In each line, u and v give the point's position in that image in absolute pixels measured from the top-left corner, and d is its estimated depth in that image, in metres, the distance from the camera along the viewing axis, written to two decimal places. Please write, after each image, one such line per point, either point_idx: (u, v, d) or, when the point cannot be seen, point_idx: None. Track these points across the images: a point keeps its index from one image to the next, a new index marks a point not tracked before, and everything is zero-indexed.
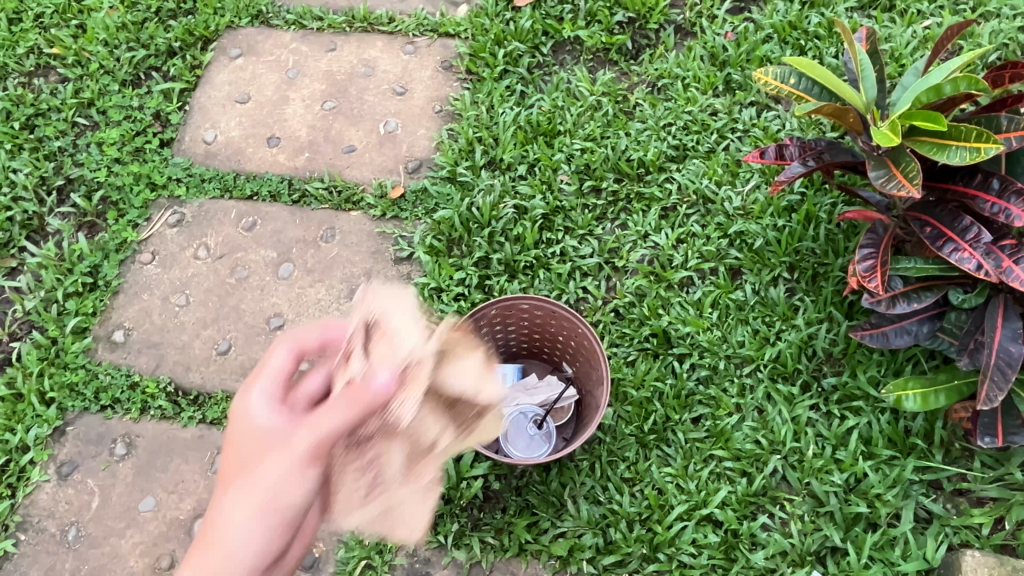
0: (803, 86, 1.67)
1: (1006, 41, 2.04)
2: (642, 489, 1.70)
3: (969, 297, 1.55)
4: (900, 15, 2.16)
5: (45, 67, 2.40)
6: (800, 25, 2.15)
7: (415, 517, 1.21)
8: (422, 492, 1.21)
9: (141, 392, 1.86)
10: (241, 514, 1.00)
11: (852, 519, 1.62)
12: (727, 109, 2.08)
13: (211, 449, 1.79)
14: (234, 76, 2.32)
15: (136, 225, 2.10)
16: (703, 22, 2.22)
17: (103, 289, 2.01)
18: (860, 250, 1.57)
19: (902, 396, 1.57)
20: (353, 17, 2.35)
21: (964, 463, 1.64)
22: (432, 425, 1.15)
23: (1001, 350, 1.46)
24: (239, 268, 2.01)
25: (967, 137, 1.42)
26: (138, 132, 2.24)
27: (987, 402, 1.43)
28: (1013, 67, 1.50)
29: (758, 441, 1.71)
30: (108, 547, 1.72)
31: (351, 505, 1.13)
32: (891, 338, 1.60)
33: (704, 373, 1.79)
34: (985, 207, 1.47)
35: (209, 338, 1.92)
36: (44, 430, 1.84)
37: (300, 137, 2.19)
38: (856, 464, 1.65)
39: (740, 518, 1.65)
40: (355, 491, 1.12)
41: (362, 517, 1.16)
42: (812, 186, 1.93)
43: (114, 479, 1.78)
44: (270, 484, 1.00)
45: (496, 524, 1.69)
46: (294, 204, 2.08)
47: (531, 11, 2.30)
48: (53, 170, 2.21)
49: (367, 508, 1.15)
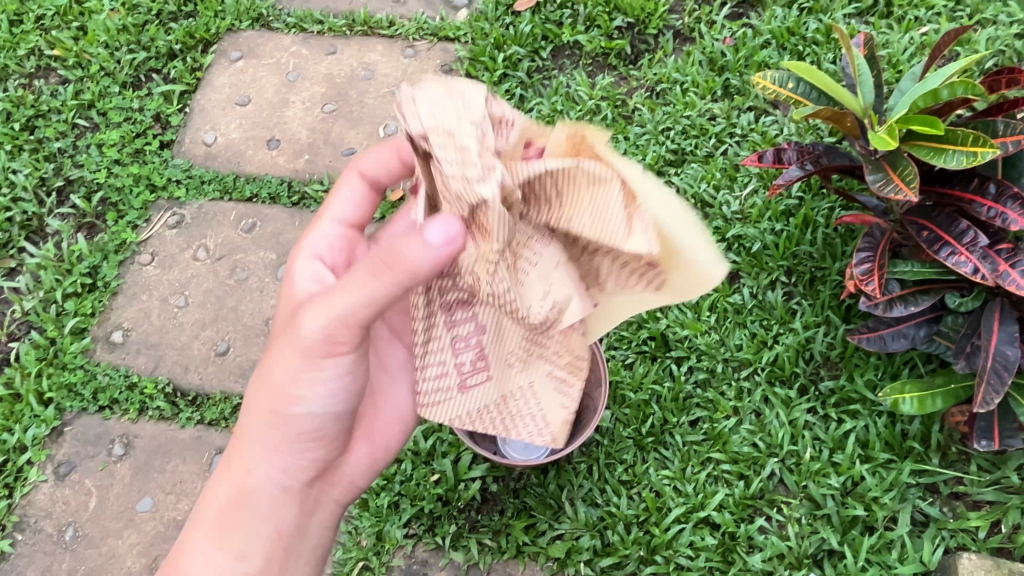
0: (801, 90, 1.68)
1: (1003, 48, 2.05)
2: (639, 491, 1.70)
3: (965, 301, 1.55)
4: (897, 21, 2.17)
5: (46, 69, 2.41)
6: (798, 31, 2.16)
7: (547, 399, 1.21)
8: (547, 374, 1.17)
9: (139, 393, 1.86)
10: (260, 435, 1.25)
11: (849, 522, 1.62)
12: (725, 113, 2.09)
13: (209, 450, 1.79)
14: (234, 79, 2.33)
15: (136, 227, 2.11)
16: (702, 28, 2.23)
17: (102, 290, 2.02)
18: (858, 253, 1.58)
19: (899, 400, 1.59)
20: (353, 21, 2.35)
21: (961, 466, 1.65)
22: (539, 291, 0.98)
23: (997, 353, 1.47)
24: (237, 269, 2.02)
25: (964, 141, 1.43)
26: (138, 133, 2.25)
27: (984, 404, 1.44)
28: (1010, 72, 1.51)
29: (755, 444, 1.72)
30: (105, 547, 1.72)
31: (450, 383, 1.12)
32: (887, 342, 1.61)
33: (701, 376, 1.79)
34: (982, 211, 1.47)
35: (208, 339, 1.93)
36: (42, 430, 1.84)
37: (299, 140, 2.19)
38: (853, 468, 1.66)
39: (737, 520, 1.65)
40: (462, 364, 1.10)
41: (484, 387, 1.13)
42: (810, 190, 1.94)
43: (111, 479, 1.78)
44: (275, 378, 1.21)
45: (494, 526, 1.69)
46: (293, 206, 2.08)
47: (531, 15, 2.31)
48: (53, 171, 2.22)
49: (480, 379, 1.11)
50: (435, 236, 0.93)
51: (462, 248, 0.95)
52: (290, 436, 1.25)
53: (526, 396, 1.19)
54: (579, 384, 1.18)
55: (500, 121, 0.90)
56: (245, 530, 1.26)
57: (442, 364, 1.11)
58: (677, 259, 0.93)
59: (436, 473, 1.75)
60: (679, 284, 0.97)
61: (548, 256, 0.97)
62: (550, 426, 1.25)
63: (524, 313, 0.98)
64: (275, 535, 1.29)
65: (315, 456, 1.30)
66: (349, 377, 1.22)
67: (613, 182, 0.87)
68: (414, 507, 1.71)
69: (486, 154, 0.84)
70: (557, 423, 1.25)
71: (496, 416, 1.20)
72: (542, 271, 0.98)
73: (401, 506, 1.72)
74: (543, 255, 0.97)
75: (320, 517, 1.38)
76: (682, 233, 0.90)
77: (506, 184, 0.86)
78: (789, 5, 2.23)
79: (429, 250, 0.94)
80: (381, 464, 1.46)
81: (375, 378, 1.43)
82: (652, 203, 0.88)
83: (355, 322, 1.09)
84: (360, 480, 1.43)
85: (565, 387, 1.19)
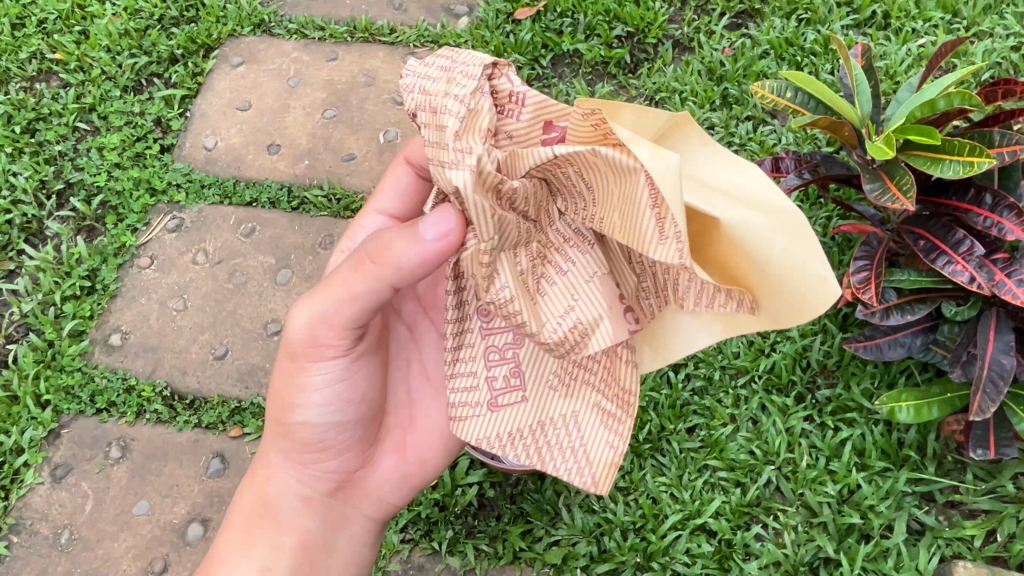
0: (800, 99, 1.68)
1: (999, 60, 2.07)
2: (636, 498, 1.70)
3: (961, 310, 1.56)
4: (895, 33, 2.19)
5: (47, 72, 2.41)
6: (797, 42, 2.17)
7: (592, 432, 1.10)
8: (592, 404, 1.10)
9: (137, 396, 1.86)
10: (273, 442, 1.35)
11: (845, 530, 1.63)
12: (724, 123, 2.10)
13: (206, 453, 1.79)
14: (236, 84, 2.34)
15: (135, 230, 2.11)
16: (701, 38, 2.25)
17: (101, 293, 2.02)
18: (855, 263, 1.59)
19: (896, 408, 1.59)
20: (354, 28, 2.36)
21: (957, 475, 1.65)
22: (557, 309, 0.99)
23: (993, 362, 1.47)
24: (236, 273, 2.02)
25: (961, 151, 1.44)
26: (138, 138, 2.26)
27: (980, 413, 1.44)
28: (1006, 83, 1.52)
29: (752, 452, 1.72)
30: (101, 550, 1.71)
31: (479, 398, 1.11)
32: (884, 350, 1.62)
33: (699, 384, 1.80)
34: (978, 220, 1.48)
35: (206, 342, 1.93)
36: (39, 432, 1.84)
37: (300, 145, 2.20)
38: (849, 476, 1.66)
39: (733, 527, 1.65)
40: (494, 379, 1.11)
41: (519, 407, 1.11)
42: (807, 200, 1.95)
43: (108, 482, 1.78)
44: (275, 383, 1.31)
45: (490, 532, 1.70)
46: (293, 211, 2.09)
47: (531, 24, 2.32)
48: (53, 173, 2.22)
49: (513, 398, 1.11)
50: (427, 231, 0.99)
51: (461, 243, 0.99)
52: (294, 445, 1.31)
53: (566, 422, 1.11)
54: (628, 420, 1.08)
55: (508, 99, 0.95)
56: (269, 538, 1.34)
57: (471, 376, 1.11)
58: (771, 272, 0.87)
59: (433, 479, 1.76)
60: (784, 303, 0.89)
61: (580, 264, 1.00)
62: (590, 463, 1.09)
63: (537, 331, 0.98)
64: (300, 542, 1.35)
65: (329, 466, 1.35)
66: (340, 380, 1.26)
67: (640, 171, 0.83)
68: (410, 512, 1.71)
69: (463, 135, 0.88)
70: (600, 463, 1.09)
71: (534, 449, 1.10)
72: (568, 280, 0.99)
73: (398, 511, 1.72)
74: (573, 261, 1.00)
75: (349, 530, 1.42)
76: (780, 240, 0.83)
77: (481, 170, 0.87)
78: (788, 15, 2.24)
79: (412, 242, 1.03)
80: (417, 480, 1.44)
81: (416, 387, 1.42)
82: (728, 201, 0.85)
83: (337, 318, 1.17)
84: (392, 493, 1.43)
85: (612, 423, 1.09)
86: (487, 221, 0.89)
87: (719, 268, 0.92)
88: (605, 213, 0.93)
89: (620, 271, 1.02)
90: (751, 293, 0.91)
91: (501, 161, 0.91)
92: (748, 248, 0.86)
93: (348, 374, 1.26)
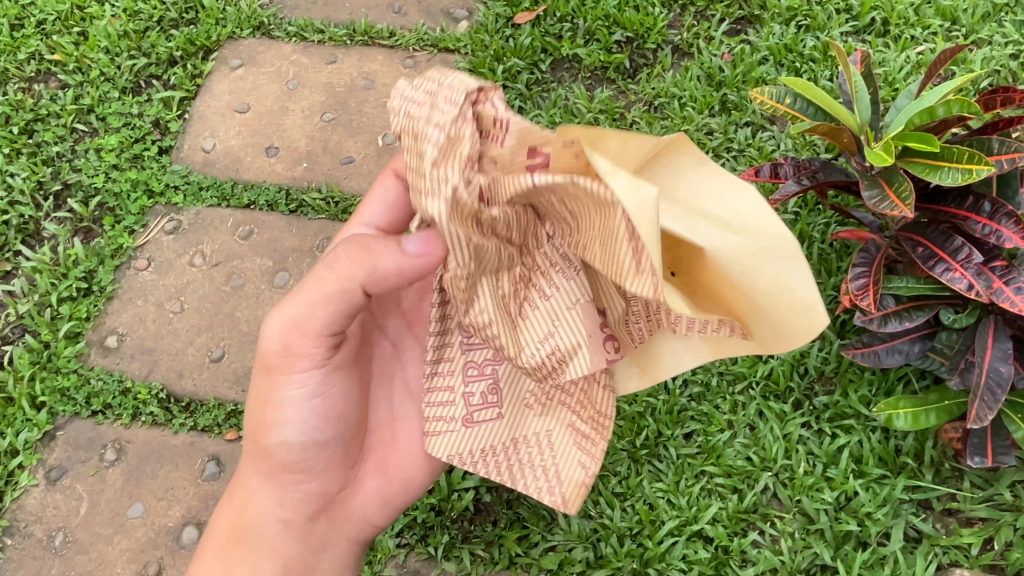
0: (799, 105, 1.68)
1: (998, 68, 2.07)
2: (633, 504, 1.70)
3: (960, 317, 1.57)
4: (894, 40, 2.19)
5: (46, 73, 2.41)
6: (796, 48, 2.18)
7: (564, 452, 1.15)
8: (566, 425, 1.15)
9: (132, 398, 1.85)
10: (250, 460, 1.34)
11: (842, 537, 1.62)
12: (723, 128, 2.10)
13: (202, 456, 1.78)
14: (234, 86, 2.33)
15: (132, 232, 2.11)
16: (700, 44, 2.25)
17: (97, 294, 2.01)
18: (853, 269, 1.59)
19: (893, 415, 1.59)
20: (354, 30, 2.36)
21: (954, 483, 1.65)
22: (537, 333, 0.99)
23: (991, 370, 1.47)
24: (233, 275, 2.01)
25: (959, 159, 1.43)
26: (137, 139, 2.26)
27: (977, 421, 1.44)
28: (1005, 91, 1.52)
29: (749, 458, 1.72)
30: (95, 553, 1.71)
31: (454, 414, 1.15)
32: (882, 357, 1.61)
33: (696, 390, 1.79)
34: (977, 228, 1.48)
35: (203, 345, 1.92)
36: (34, 434, 1.83)
37: (298, 148, 2.20)
38: (846, 483, 1.66)
39: (730, 534, 1.65)
40: (470, 395, 1.14)
41: (493, 423, 1.15)
42: (805, 206, 1.95)
43: (103, 485, 1.77)
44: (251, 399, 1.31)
45: (486, 537, 1.69)
46: (291, 213, 2.08)
47: (531, 28, 2.32)
48: (51, 175, 2.22)
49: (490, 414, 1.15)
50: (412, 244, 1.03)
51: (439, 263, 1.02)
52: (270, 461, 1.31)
53: (541, 442, 1.16)
54: (600, 442, 1.13)
55: (493, 125, 0.88)
56: (246, 565, 1.32)
57: (449, 392, 1.14)
58: (756, 300, 0.86)
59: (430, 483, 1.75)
60: (772, 329, 0.88)
61: (564, 290, 0.98)
62: (560, 482, 1.15)
63: (516, 353, 1.00)
64: (281, 566, 1.32)
65: (311, 487, 1.33)
66: (314, 394, 1.26)
67: (617, 205, 0.81)
68: (406, 516, 1.71)
69: (440, 162, 0.88)
70: (571, 483, 1.15)
71: (506, 467, 1.16)
72: (551, 305, 0.99)
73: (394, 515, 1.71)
74: (557, 286, 0.99)
75: (332, 551, 1.39)
76: (766, 268, 0.83)
77: (457, 200, 0.89)
78: (787, 22, 2.25)
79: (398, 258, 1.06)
80: (399, 498, 1.42)
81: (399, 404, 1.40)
82: (720, 229, 0.84)
83: (309, 325, 1.18)
84: (374, 511, 1.42)
85: (585, 444, 1.14)
86: (462, 248, 0.92)
87: (712, 296, 0.90)
88: (590, 241, 0.91)
89: (609, 296, 1.00)
90: (739, 321, 0.90)
91: (484, 188, 0.89)
92: (734, 279, 0.85)
93: (323, 387, 1.26)
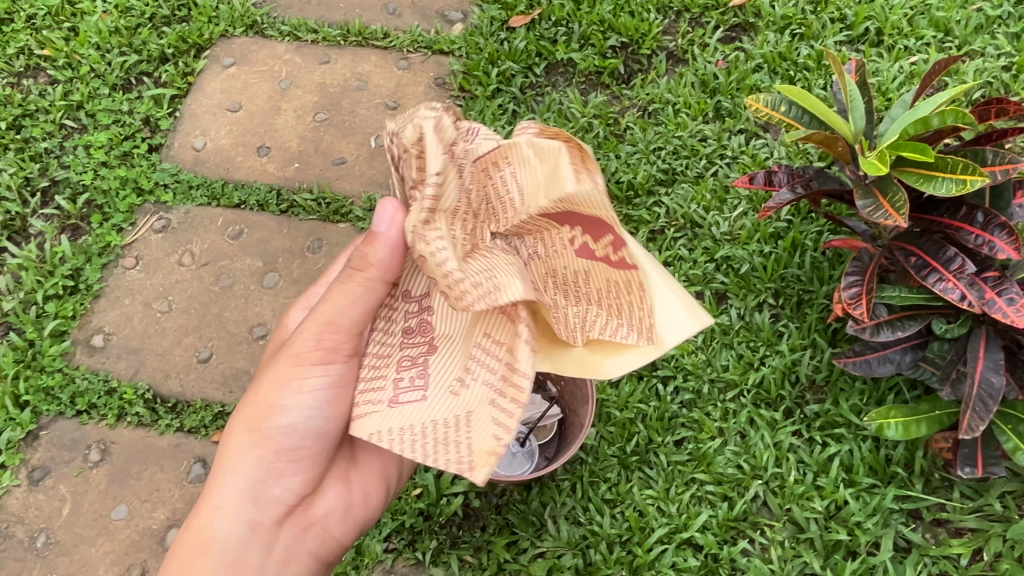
0: (794, 114, 1.68)
1: (990, 80, 2.08)
2: (623, 510, 1.69)
3: (951, 328, 1.56)
4: (887, 50, 2.20)
5: (34, 68, 2.38)
6: (789, 56, 2.18)
7: (479, 423, 0.95)
8: (487, 402, 0.95)
9: (118, 398, 1.83)
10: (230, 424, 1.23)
11: (831, 547, 1.62)
12: (716, 135, 2.10)
13: (188, 458, 1.76)
14: (226, 85, 2.31)
15: (121, 230, 2.08)
16: (695, 51, 2.25)
17: (84, 292, 1.99)
18: (846, 277, 1.58)
19: (884, 424, 1.58)
20: (348, 31, 2.35)
21: (944, 493, 1.65)
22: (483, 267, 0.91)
23: (983, 381, 1.47)
24: (223, 275, 2.00)
25: (953, 169, 1.44)
26: (126, 136, 2.23)
27: (969, 431, 1.44)
28: (999, 103, 1.52)
29: (740, 466, 1.71)
30: (77, 555, 1.68)
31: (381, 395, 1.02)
32: (873, 367, 1.61)
33: (687, 397, 1.79)
34: (970, 238, 1.48)
35: (191, 345, 1.90)
36: (17, 433, 1.80)
37: (290, 148, 2.18)
38: (836, 492, 1.65)
39: (720, 542, 1.65)
40: (400, 379, 1.02)
41: (417, 404, 0.99)
42: (799, 214, 1.95)
43: (86, 486, 1.75)
44: (262, 388, 1.20)
45: (475, 542, 1.68)
46: (282, 214, 2.07)
47: (526, 32, 2.32)
48: (38, 171, 2.19)
49: (415, 396, 1.00)
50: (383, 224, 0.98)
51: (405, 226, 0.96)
52: (270, 461, 1.22)
53: (463, 429, 0.95)
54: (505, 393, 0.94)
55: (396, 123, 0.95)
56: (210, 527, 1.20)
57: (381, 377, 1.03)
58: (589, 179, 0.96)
59: (418, 487, 1.73)
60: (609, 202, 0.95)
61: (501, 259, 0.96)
62: (470, 450, 0.93)
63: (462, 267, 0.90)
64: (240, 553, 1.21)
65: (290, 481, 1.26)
66: None
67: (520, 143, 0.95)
68: (394, 521, 1.69)
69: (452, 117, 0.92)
70: (480, 454, 0.93)
71: (425, 446, 0.95)
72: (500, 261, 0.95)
73: (381, 519, 1.70)
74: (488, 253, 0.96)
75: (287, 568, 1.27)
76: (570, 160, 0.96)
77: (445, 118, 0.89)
78: (781, 30, 2.25)
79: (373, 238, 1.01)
80: (360, 513, 1.36)
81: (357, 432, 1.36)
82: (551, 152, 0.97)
83: None
84: (342, 529, 1.34)
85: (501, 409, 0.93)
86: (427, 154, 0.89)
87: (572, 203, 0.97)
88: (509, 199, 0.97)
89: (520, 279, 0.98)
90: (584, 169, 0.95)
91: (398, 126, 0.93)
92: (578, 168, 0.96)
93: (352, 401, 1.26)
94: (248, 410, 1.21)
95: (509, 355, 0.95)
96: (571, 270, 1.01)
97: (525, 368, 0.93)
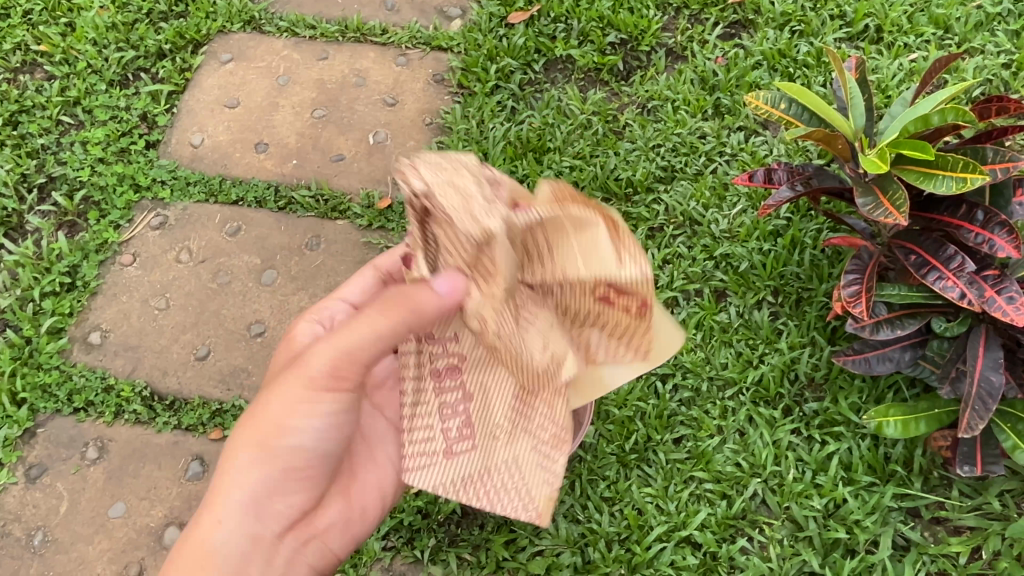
0: (794, 111, 1.67)
1: (990, 77, 2.08)
2: (621, 508, 1.69)
3: (951, 326, 1.56)
4: (887, 47, 2.19)
5: (31, 64, 2.37)
6: (789, 53, 2.18)
7: (529, 470, 1.10)
8: (531, 448, 1.09)
9: (115, 396, 1.82)
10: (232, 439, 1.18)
11: (830, 545, 1.62)
12: (715, 132, 2.10)
13: (186, 456, 1.76)
14: (224, 81, 2.30)
15: (118, 226, 2.07)
16: (694, 47, 2.24)
17: (81, 289, 1.98)
18: (846, 276, 1.58)
19: (883, 423, 1.58)
20: (346, 27, 2.35)
21: (943, 491, 1.65)
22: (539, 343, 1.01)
23: (983, 379, 1.47)
24: (220, 273, 1.99)
25: (953, 167, 1.44)
26: (123, 133, 2.22)
27: (968, 430, 1.44)
28: (999, 100, 1.52)
29: (738, 464, 1.71)
30: (74, 553, 1.68)
31: (435, 447, 1.12)
32: (872, 365, 1.61)
33: (686, 395, 1.79)
34: (970, 237, 1.48)
35: (188, 342, 1.90)
36: (14, 431, 1.80)
37: (288, 144, 2.17)
38: (835, 490, 1.65)
39: (719, 540, 1.64)
40: (449, 430, 1.11)
41: (469, 455, 1.11)
42: (798, 211, 1.95)
43: (84, 483, 1.74)
44: (270, 407, 1.15)
45: (473, 540, 1.67)
46: (280, 211, 2.07)
47: (525, 28, 2.31)
48: (35, 167, 2.18)
49: (466, 446, 1.11)
50: (440, 289, 0.99)
51: (462, 300, 0.99)
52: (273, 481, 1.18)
53: (515, 468, 1.10)
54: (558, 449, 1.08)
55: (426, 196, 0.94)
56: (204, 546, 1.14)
57: (429, 429, 1.12)
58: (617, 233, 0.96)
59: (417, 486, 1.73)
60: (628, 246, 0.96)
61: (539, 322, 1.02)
62: (532, 498, 1.09)
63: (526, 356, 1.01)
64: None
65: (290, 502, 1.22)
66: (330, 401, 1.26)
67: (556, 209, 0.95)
68: (392, 519, 1.69)
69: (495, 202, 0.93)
70: (541, 500, 1.09)
71: (483, 492, 1.10)
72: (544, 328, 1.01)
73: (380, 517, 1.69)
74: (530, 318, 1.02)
75: None
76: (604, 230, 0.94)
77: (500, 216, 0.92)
78: (781, 27, 2.25)
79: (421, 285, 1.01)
80: (358, 529, 1.33)
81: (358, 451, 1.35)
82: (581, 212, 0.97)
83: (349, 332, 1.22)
84: (343, 549, 1.32)
85: (550, 456, 1.08)
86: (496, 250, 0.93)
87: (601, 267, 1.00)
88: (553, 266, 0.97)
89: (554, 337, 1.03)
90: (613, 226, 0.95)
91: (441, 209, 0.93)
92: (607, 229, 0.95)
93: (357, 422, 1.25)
94: (255, 428, 1.15)
95: (551, 413, 1.06)
96: (585, 308, 1.01)
97: (568, 424, 1.07)
